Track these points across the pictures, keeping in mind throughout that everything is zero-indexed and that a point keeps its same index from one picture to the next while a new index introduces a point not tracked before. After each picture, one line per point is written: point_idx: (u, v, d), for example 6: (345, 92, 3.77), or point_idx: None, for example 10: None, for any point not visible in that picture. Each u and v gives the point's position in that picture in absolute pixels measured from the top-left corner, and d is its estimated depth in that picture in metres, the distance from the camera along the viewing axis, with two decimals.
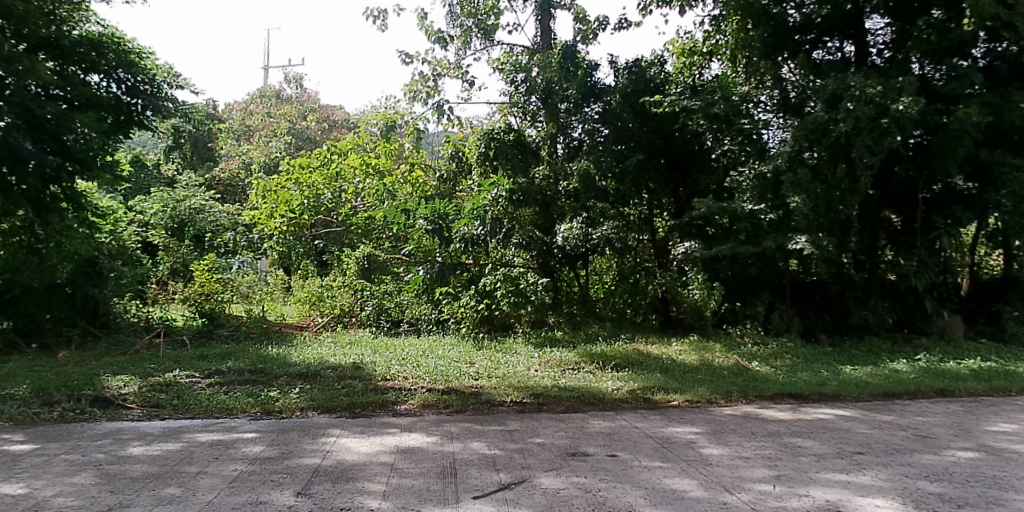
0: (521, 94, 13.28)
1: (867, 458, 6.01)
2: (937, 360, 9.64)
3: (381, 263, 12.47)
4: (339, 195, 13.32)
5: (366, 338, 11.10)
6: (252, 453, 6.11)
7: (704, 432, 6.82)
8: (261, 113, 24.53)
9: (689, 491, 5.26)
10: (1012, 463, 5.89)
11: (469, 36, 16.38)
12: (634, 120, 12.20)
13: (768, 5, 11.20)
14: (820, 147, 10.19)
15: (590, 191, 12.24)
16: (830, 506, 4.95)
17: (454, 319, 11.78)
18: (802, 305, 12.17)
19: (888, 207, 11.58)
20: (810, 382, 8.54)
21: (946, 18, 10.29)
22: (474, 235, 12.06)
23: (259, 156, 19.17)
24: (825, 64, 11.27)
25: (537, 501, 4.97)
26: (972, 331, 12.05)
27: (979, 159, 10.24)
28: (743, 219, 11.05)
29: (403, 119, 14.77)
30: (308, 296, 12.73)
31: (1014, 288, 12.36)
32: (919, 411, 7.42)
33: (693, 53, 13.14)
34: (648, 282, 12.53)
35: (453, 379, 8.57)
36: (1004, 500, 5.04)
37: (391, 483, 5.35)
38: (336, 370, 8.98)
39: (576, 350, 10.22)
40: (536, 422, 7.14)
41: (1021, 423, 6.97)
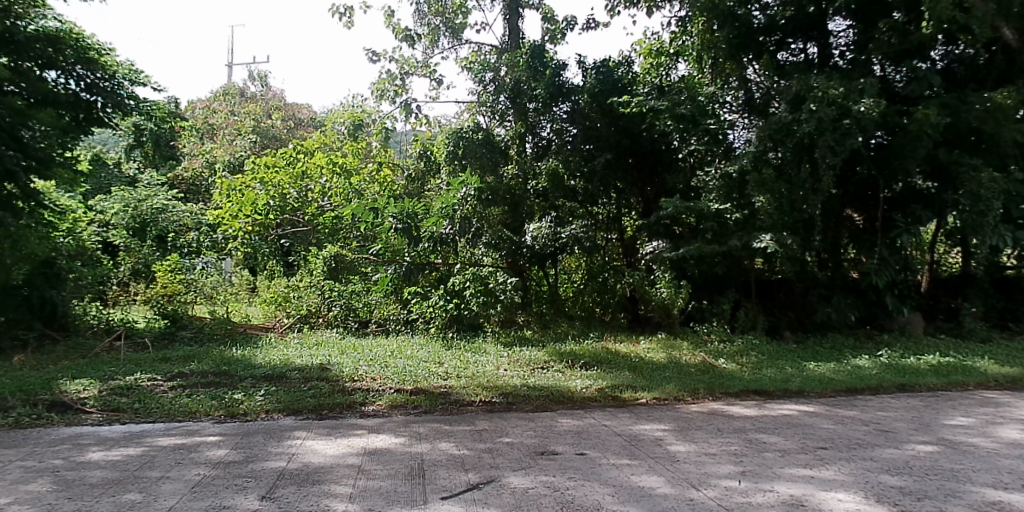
0: (490, 93, 13.24)
1: (830, 453, 6.11)
2: (898, 355, 9.85)
3: (350, 263, 12.40)
4: (306, 194, 12.95)
5: (334, 339, 10.98)
6: (215, 457, 6.01)
7: (671, 429, 6.88)
8: (224, 109, 24.13)
9: (657, 488, 5.30)
10: (968, 456, 6.05)
11: (436, 35, 16.28)
12: (602, 119, 12.39)
13: (734, 6, 11.32)
14: (784, 147, 10.35)
15: (559, 191, 12.21)
16: (793, 501, 5.02)
17: (423, 319, 11.80)
18: (767, 303, 12.49)
19: (851, 205, 11.77)
20: (775, 379, 8.67)
21: (906, 20, 10.51)
22: (442, 235, 11.94)
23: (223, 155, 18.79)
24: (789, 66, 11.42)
25: (505, 501, 4.96)
26: (931, 327, 12.38)
27: (938, 159, 10.46)
28: (710, 218, 11.10)
29: (371, 118, 14.73)
30: (274, 296, 12.57)
31: (971, 286, 12.80)
32: (881, 406, 7.58)
33: (660, 53, 13.15)
34: (616, 281, 12.52)
35: (422, 379, 8.50)
36: (961, 493, 5.17)
37: (359, 485, 5.30)
38: (302, 371, 8.87)
39: (545, 350, 10.23)
40: (505, 422, 7.13)
41: (977, 416, 7.16)
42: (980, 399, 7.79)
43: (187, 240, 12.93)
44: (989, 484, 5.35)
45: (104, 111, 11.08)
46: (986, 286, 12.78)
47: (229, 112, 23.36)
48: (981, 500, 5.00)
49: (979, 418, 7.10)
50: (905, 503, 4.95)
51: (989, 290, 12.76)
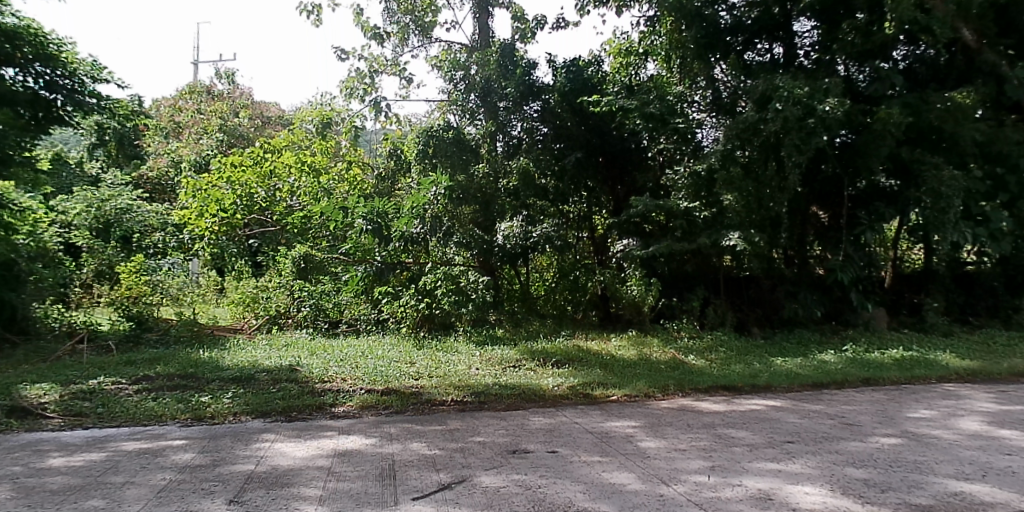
0: (461, 92, 13.21)
1: (797, 447, 6.20)
2: (863, 350, 10.04)
3: (319, 262, 12.14)
4: (274, 194, 12.74)
5: (304, 339, 10.94)
6: (182, 460, 5.90)
7: (641, 425, 6.93)
8: (191, 106, 23.63)
9: (628, 484, 5.33)
10: (931, 447, 6.19)
11: (406, 33, 16.17)
12: (573, 118, 12.52)
13: (700, 7, 11.45)
14: (751, 146, 10.50)
15: (530, 189, 12.24)
16: (762, 495, 5.08)
17: (394, 319, 11.69)
18: (735, 300, 12.56)
19: (816, 203, 12.02)
20: (743, 374, 8.78)
21: (869, 21, 10.67)
22: (413, 234, 11.98)
23: (189, 152, 18.36)
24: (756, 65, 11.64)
25: (477, 501, 4.95)
26: (895, 322, 12.67)
27: (901, 157, 10.71)
28: (679, 217, 11.25)
29: (340, 116, 14.45)
30: (241, 297, 12.36)
31: (933, 281, 13.12)
32: (846, 400, 7.72)
33: (630, 53, 13.17)
34: (587, 279, 12.61)
35: (393, 380, 8.45)
36: (924, 484, 5.28)
37: (328, 488, 5.24)
38: (271, 373, 8.74)
39: (517, 347, 10.29)
40: (477, 421, 7.12)
41: (938, 409, 7.33)
42: (941, 392, 7.98)
43: (154, 240, 12.63)
44: (951, 475, 5.47)
45: (64, 110, 10.91)
46: (947, 281, 13.13)
47: (195, 108, 22.81)
48: (943, 491, 5.11)
49: (940, 410, 7.27)
50: (871, 495, 5.04)
51: (951, 286, 13.05)
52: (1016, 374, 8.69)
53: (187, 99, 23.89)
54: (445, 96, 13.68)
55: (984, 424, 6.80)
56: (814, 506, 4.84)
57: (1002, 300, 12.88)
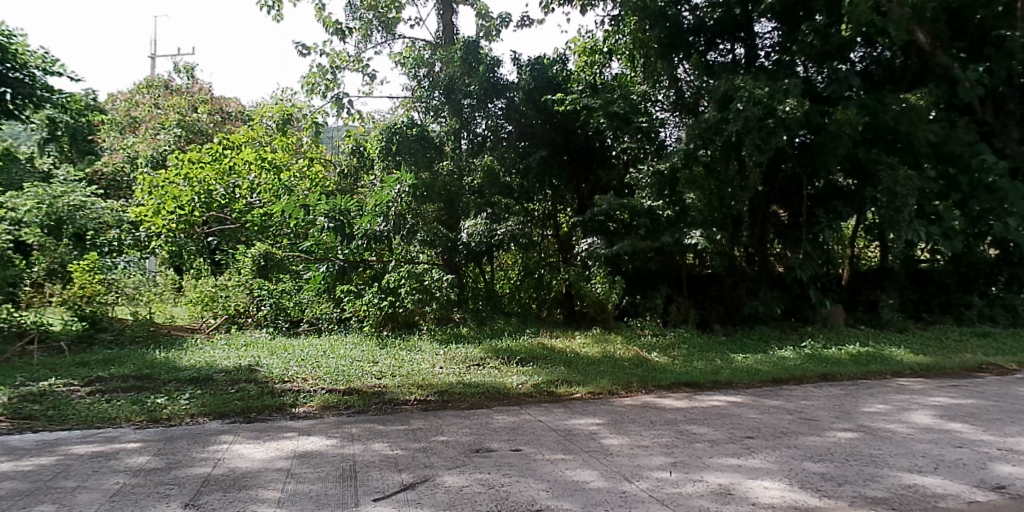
0: (425, 89, 13.20)
1: (757, 442, 6.28)
2: (821, 346, 10.21)
3: (280, 261, 11.98)
4: (233, 190, 12.40)
5: (263, 339, 10.72)
6: (136, 464, 5.74)
7: (604, 422, 6.96)
8: (148, 100, 22.99)
9: (591, 482, 5.34)
10: (886, 441, 6.32)
11: (369, 29, 16.02)
12: (538, 117, 12.55)
13: (664, 7, 11.64)
14: (713, 146, 10.62)
15: (494, 187, 12.27)
16: (722, 490, 5.13)
17: (357, 317, 11.69)
18: (698, 297, 12.63)
19: (776, 201, 12.22)
20: (704, 370, 8.87)
21: (828, 23, 10.90)
22: (376, 232, 11.79)
23: (145, 148, 17.89)
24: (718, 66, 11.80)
25: (439, 500, 4.90)
26: (852, 318, 12.97)
27: (858, 157, 10.94)
28: (643, 215, 11.31)
29: (301, 112, 14.04)
30: (199, 296, 12.06)
31: (887, 278, 13.45)
32: (804, 395, 7.84)
33: (594, 52, 13.20)
34: (552, 277, 12.53)
35: (355, 379, 8.34)
36: (879, 477, 5.39)
37: (287, 490, 5.15)
38: (229, 373, 8.57)
39: (481, 347, 10.20)
40: (441, 420, 7.07)
41: (892, 403, 7.51)
42: (895, 386, 8.17)
43: (108, 238, 12.02)
44: (905, 468, 5.58)
45: (13, 102, 10.59)
46: (901, 278, 13.49)
47: (152, 103, 22.21)
48: (897, 484, 5.21)
49: (894, 405, 7.44)
50: (827, 489, 5.12)
51: (906, 283, 13.45)
52: (966, 369, 8.94)
53: (145, 93, 23.29)
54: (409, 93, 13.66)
55: (935, 418, 6.99)
56: (773, 500, 4.90)
57: (954, 296, 13.26)
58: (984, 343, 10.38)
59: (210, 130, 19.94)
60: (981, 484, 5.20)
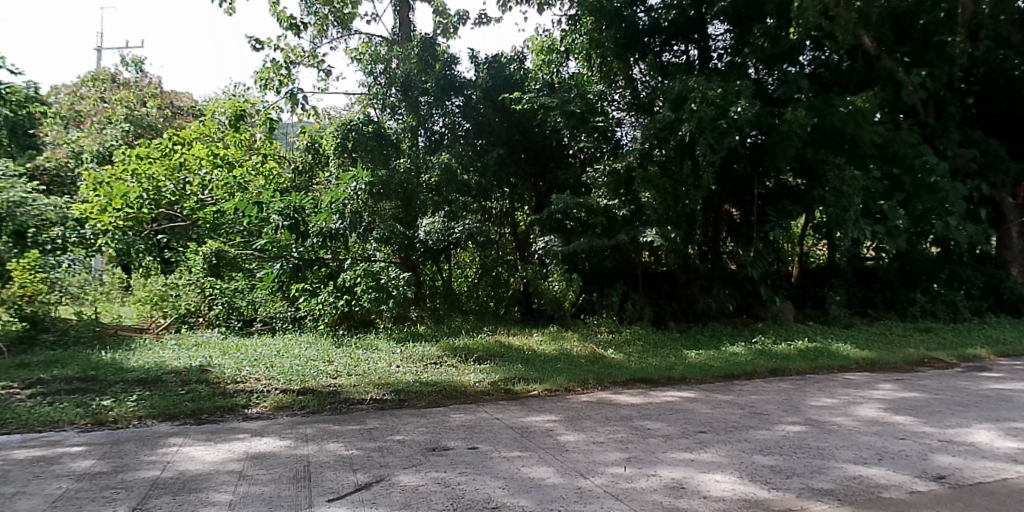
0: (382, 85, 13.09)
1: (709, 437, 6.41)
2: (771, 342, 10.45)
3: (232, 259, 11.99)
4: (184, 187, 11.88)
5: (215, 339, 10.51)
6: (80, 468, 5.57)
7: (561, 419, 7.01)
8: (95, 93, 22.15)
9: (547, 478, 5.37)
10: (832, 434, 6.51)
11: (325, 24, 15.81)
12: (495, 115, 12.49)
13: (620, 7, 11.88)
14: (667, 145, 10.90)
15: (451, 185, 12.12)
16: (675, 484, 5.21)
17: (312, 317, 11.54)
18: (653, 294, 12.75)
19: (729, 201, 12.50)
20: (660, 367, 9.00)
21: (778, 25, 11.19)
22: (332, 230, 11.55)
23: (91, 143, 17.29)
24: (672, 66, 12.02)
25: (394, 500, 4.87)
26: (801, 315, 13.31)
27: (806, 158, 11.24)
28: (599, 213, 11.37)
29: (255, 108, 13.40)
30: (149, 296, 11.92)
31: (836, 275, 13.94)
32: (755, 390, 8.04)
33: (551, 51, 13.28)
34: (509, 275, 12.61)
35: (310, 379, 8.23)
36: (825, 468, 5.55)
37: (239, 492, 5.06)
38: (179, 374, 8.39)
39: (439, 344, 10.23)
40: (397, 419, 7.03)
41: (839, 397, 7.74)
42: (840, 381, 8.43)
43: (52, 235, 11.11)
44: (851, 460, 5.75)
45: None
46: (848, 275, 13.94)
47: (98, 97, 21.48)
48: (843, 475, 5.37)
49: (841, 398, 7.67)
50: (776, 482, 5.24)
51: (851, 279, 13.95)
52: (909, 363, 9.26)
53: (90, 86, 22.54)
54: (364, 89, 13.72)
55: (880, 411, 7.22)
56: (724, 493, 5.00)
57: (898, 293, 13.75)
58: (926, 338, 10.80)
59: (160, 125, 19.37)
60: (922, 474, 5.39)
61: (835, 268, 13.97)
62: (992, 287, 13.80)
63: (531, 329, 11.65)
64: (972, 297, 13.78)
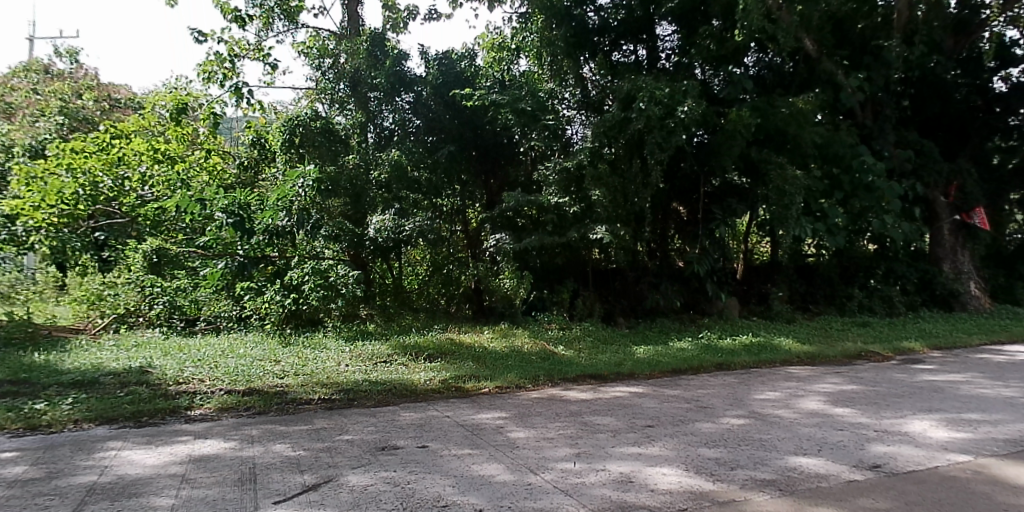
0: (330, 81, 13.02)
1: (657, 431, 6.52)
2: (716, 337, 10.72)
3: (173, 256, 11.56)
4: (122, 183, 11.36)
5: (156, 339, 10.25)
6: (11, 475, 5.35)
7: (510, 416, 7.04)
8: (26, 83, 21.10)
9: (497, 475, 5.39)
10: (774, 426, 6.70)
11: (270, 17, 15.46)
12: (446, 112, 12.46)
13: (570, 7, 12.06)
14: (617, 143, 11.08)
15: (401, 182, 12.06)
16: (623, 479, 5.28)
17: (257, 315, 11.38)
18: (603, 290, 12.84)
19: (677, 199, 12.75)
20: (609, 362, 9.14)
21: (724, 28, 11.49)
22: (279, 227, 11.21)
23: (22, 136, 16.47)
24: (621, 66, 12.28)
25: (342, 501, 4.82)
26: (745, 311, 13.60)
27: (750, 157, 11.53)
28: (550, 210, 11.38)
29: (196, 101, 13.08)
30: (85, 295, 11.63)
31: (778, 272, 14.24)
32: (701, 385, 8.21)
33: (502, 48, 13.30)
34: (461, 273, 12.62)
35: (256, 379, 8.09)
36: (767, 460, 5.70)
37: (181, 496, 4.93)
38: (117, 375, 8.13)
39: (389, 343, 10.12)
40: (346, 418, 6.95)
41: (781, 390, 7.97)
42: (784, 374, 8.69)
43: None
44: (792, 451, 5.93)
45: None
46: (789, 272, 14.27)
47: (29, 88, 20.46)
48: (784, 466, 5.53)
49: (784, 392, 7.90)
50: (719, 474, 5.37)
51: (793, 276, 14.28)
52: (847, 356, 9.60)
53: (21, 77, 21.45)
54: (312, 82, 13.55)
55: (821, 403, 7.46)
56: (670, 486, 5.10)
57: (837, 289, 14.31)
58: (863, 332, 11.22)
59: (96, 118, 18.56)
60: (859, 464, 5.59)
61: (777, 264, 14.35)
62: (926, 283, 14.48)
63: (483, 326, 11.79)
64: (907, 293, 14.40)
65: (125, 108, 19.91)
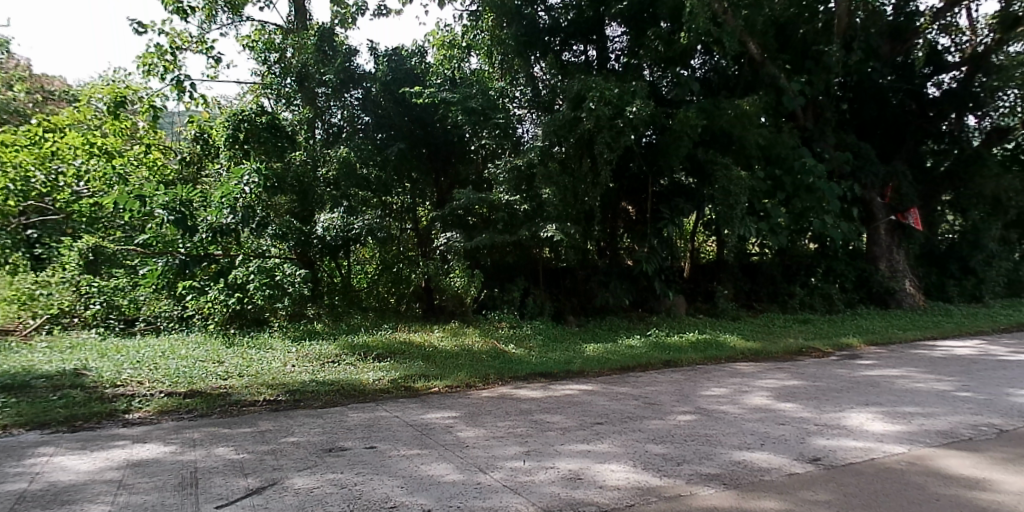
0: (275, 75, 13.03)
1: (605, 428, 6.59)
2: (665, 334, 10.91)
3: (111, 255, 11.05)
4: (55, 177, 10.97)
5: (93, 339, 9.99)
6: None
7: (460, 415, 7.02)
8: None
9: (446, 475, 5.37)
10: (719, 421, 6.84)
11: (214, 9, 15.09)
12: (396, 109, 12.36)
13: (520, 6, 12.13)
14: (567, 142, 11.11)
15: (350, 179, 11.91)
16: (572, 476, 5.32)
17: (200, 315, 11.24)
18: (554, 290, 12.96)
19: (626, 198, 12.95)
20: (559, 360, 9.22)
21: (671, 30, 11.70)
22: (223, 225, 10.94)
23: None
24: (571, 66, 12.34)
25: (287, 504, 4.73)
26: (692, 308, 14.01)
27: (697, 158, 11.81)
28: (501, 209, 11.42)
29: (136, 94, 12.62)
30: (14, 294, 11.03)
31: (724, 270, 14.72)
32: (649, 382, 8.34)
33: (452, 46, 13.31)
34: (411, 271, 12.48)
35: (199, 381, 7.88)
36: (712, 455, 5.82)
37: (117, 502, 4.76)
38: (50, 379, 7.82)
39: (337, 343, 9.97)
40: (292, 420, 6.82)
41: (727, 386, 8.15)
42: (729, 370, 8.90)
43: None
44: (736, 446, 6.06)
45: None
46: (734, 271, 14.78)
47: None
48: (728, 461, 5.65)
49: (728, 388, 8.08)
50: (667, 470, 5.45)
51: (737, 274, 14.81)
52: (789, 352, 9.90)
53: None
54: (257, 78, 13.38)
55: (765, 398, 7.66)
56: (619, 482, 5.16)
57: (779, 286, 14.82)
58: (805, 328, 11.58)
59: (28, 110, 17.75)
60: (800, 457, 5.76)
61: (722, 263, 14.70)
62: (863, 280, 15.03)
63: (433, 325, 11.74)
64: (846, 290, 14.94)
65: (59, 100, 19.10)
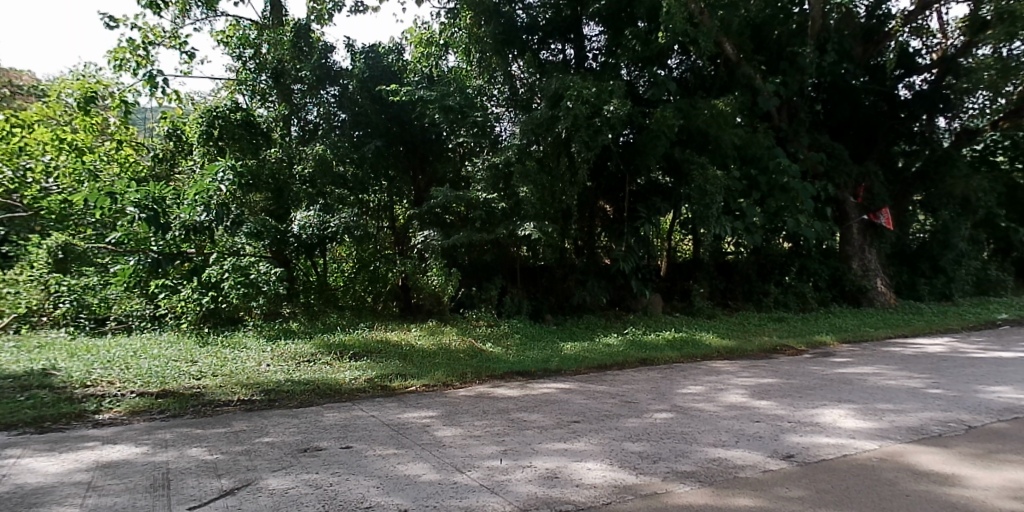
0: (251, 71, 12.98)
1: (582, 426, 6.60)
2: (641, 332, 11.00)
3: (81, 252, 10.79)
4: (24, 174, 10.81)
5: (62, 339, 9.76)
6: None
7: (438, 414, 6.99)
8: None
9: (422, 475, 5.35)
10: (695, 419, 6.89)
11: (188, 3, 14.89)
12: (372, 105, 12.22)
13: (498, 4, 12.11)
14: (545, 141, 11.14)
15: (326, 176, 11.89)
16: (549, 474, 5.33)
17: (173, 314, 11.05)
18: (531, 288, 13.01)
19: (603, 197, 13.03)
20: (537, 359, 9.23)
21: (648, 29, 11.69)
22: (197, 223, 10.82)
23: None
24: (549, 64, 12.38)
25: (261, 505, 4.69)
26: (669, 307, 14.09)
27: (674, 157, 11.89)
28: (479, 208, 11.44)
29: (107, 89, 12.39)
30: None
31: (699, 269, 14.88)
32: (626, 380, 8.38)
33: (430, 44, 13.30)
34: (388, 270, 12.42)
35: (171, 382, 7.76)
36: (688, 452, 5.87)
37: (87, 505, 4.68)
38: (17, 379, 7.67)
39: (313, 342, 9.89)
40: (266, 420, 6.75)
41: (703, 384, 8.21)
42: (705, 368, 8.97)
43: None
44: (712, 443, 6.12)
45: None
46: (710, 269, 14.93)
47: None
48: (704, 458, 5.70)
49: (705, 386, 8.14)
50: (644, 467, 5.48)
51: (713, 274, 14.94)
52: (764, 350, 10.00)
53: None
54: (232, 74, 13.27)
55: (741, 396, 7.73)
56: (595, 481, 5.18)
57: (754, 285, 14.94)
58: (780, 326, 11.70)
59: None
60: (774, 454, 5.82)
61: (699, 261, 14.87)
62: (836, 280, 15.22)
63: (410, 323, 11.76)
64: (820, 288, 15.12)
65: (28, 95, 18.69)
